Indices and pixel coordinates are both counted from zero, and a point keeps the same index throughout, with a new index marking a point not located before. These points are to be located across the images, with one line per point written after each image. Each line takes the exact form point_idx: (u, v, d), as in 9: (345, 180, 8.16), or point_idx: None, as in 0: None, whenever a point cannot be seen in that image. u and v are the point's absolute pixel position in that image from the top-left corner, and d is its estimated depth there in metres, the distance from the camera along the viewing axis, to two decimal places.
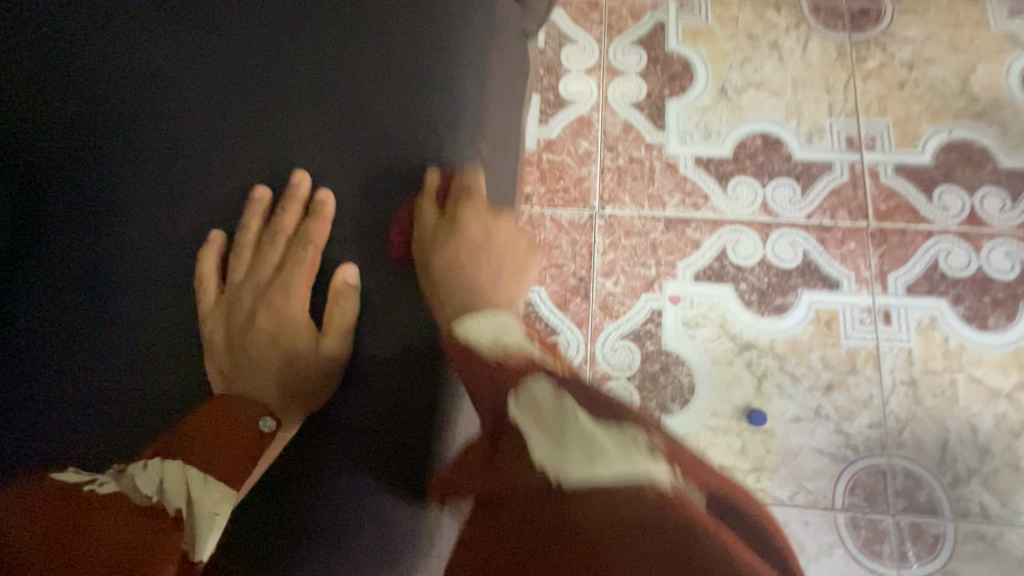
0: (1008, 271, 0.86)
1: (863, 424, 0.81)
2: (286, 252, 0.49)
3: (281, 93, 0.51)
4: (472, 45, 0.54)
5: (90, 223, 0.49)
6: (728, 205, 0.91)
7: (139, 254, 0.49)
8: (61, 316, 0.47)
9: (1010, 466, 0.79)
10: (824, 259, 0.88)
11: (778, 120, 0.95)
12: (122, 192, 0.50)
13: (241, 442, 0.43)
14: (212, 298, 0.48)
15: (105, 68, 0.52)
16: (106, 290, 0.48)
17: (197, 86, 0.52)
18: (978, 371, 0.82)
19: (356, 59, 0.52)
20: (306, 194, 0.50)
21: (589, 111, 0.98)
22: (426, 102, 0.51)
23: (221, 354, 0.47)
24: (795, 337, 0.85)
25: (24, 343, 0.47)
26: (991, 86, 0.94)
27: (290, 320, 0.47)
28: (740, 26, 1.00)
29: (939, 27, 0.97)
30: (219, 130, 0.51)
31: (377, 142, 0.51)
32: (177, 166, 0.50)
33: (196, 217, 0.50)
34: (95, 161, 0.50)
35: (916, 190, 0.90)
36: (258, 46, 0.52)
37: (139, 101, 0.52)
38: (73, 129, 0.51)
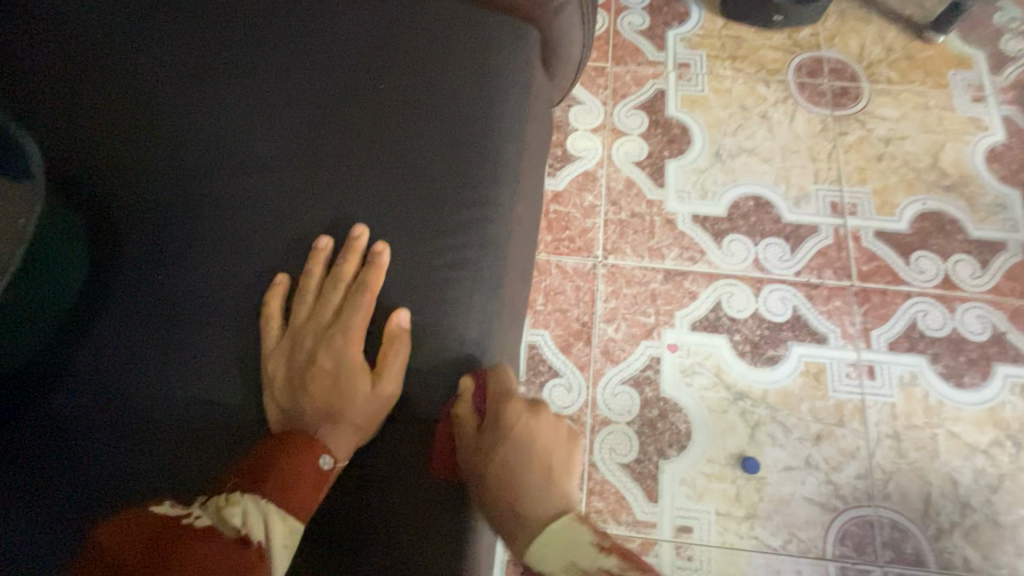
0: (980, 332, 0.92)
1: (852, 475, 0.85)
2: (345, 298, 0.53)
3: (340, 150, 0.57)
4: (515, 116, 0.60)
5: (162, 261, 0.54)
6: (723, 260, 0.97)
7: (208, 290, 0.54)
8: (133, 345, 0.52)
9: (989, 520, 0.82)
10: (812, 315, 0.94)
11: (768, 184, 1.03)
12: (195, 234, 0.55)
13: (305, 479, 0.46)
14: (274, 334, 0.52)
15: (185, 122, 0.59)
16: (177, 324, 0.52)
17: (267, 140, 0.58)
18: (957, 426, 0.87)
19: (413, 125, 0.58)
20: (363, 246, 0.54)
21: (594, 167, 1.05)
22: (474, 165, 0.57)
23: (281, 390, 0.50)
24: (785, 388, 0.90)
25: (96, 368, 0.51)
26: (959, 164, 1.03)
27: (347, 359, 0.51)
28: (734, 98, 1.09)
29: (911, 109, 1.07)
30: (285, 181, 0.57)
31: (421, 199, 0.56)
32: (246, 211, 0.56)
33: (259, 260, 0.55)
34: (166, 208, 0.56)
35: (894, 254, 0.97)
36: (321, 107, 0.59)
37: (214, 153, 0.58)
38: (154, 175, 0.57)
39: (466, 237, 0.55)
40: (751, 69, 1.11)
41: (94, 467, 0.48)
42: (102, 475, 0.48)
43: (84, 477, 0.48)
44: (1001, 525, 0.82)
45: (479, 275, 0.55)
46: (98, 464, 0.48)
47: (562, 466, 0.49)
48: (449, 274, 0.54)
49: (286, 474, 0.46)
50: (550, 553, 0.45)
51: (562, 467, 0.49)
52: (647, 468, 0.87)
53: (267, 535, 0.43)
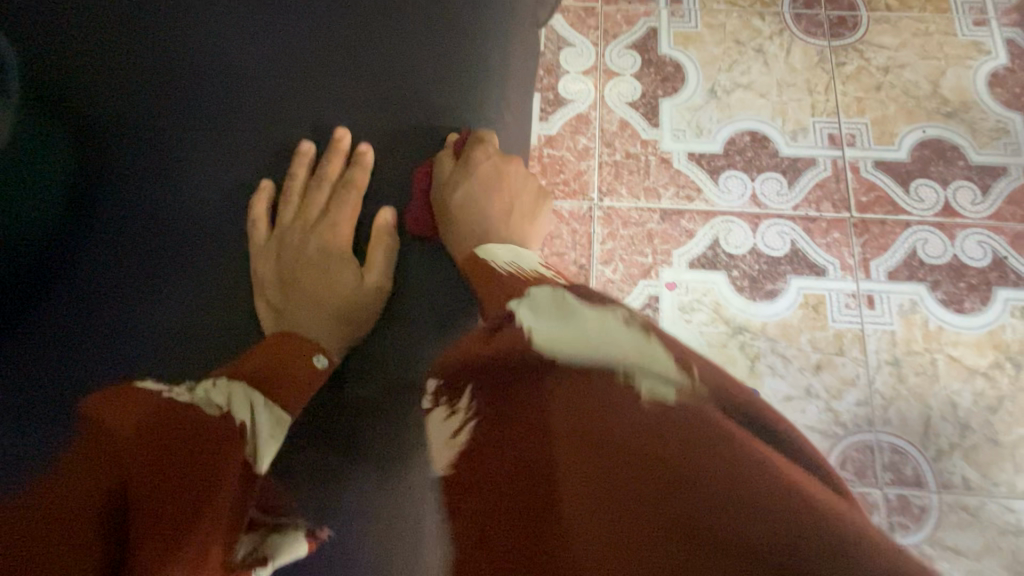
0: (981, 258, 0.91)
1: (852, 402, 0.86)
2: (331, 196, 0.55)
3: (326, 66, 0.57)
4: (499, 37, 0.60)
5: (151, 171, 0.54)
6: (721, 198, 0.96)
7: (203, 200, 0.54)
8: (128, 252, 0.52)
9: (989, 440, 0.83)
10: (810, 248, 0.93)
11: (764, 119, 1.01)
12: (183, 145, 0.55)
13: (297, 363, 0.48)
14: (264, 233, 0.54)
15: (163, 30, 0.57)
16: (172, 232, 0.53)
17: (249, 50, 0.57)
18: (956, 351, 0.87)
19: (397, 45, 0.57)
20: (346, 148, 0.56)
21: (587, 110, 1.03)
22: (461, 87, 0.58)
23: (274, 289, 0.53)
24: (785, 320, 0.90)
25: (91, 276, 0.51)
26: (960, 90, 1.01)
27: (338, 253, 0.54)
28: (728, 32, 1.06)
29: (911, 35, 1.04)
30: (272, 92, 0.57)
31: (409, 119, 0.57)
32: (234, 124, 0.56)
33: (247, 182, 0.56)
34: (150, 118, 0.55)
35: (894, 184, 0.96)
36: (303, 18, 0.58)
37: (194, 63, 0.56)
38: (132, 94, 0.56)
39: (455, 159, 0.57)
40: (745, 3, 1.08)
41: (85, 379, 0.48)
42: (99, 377, 0.48)
43: (81, 379, 0.48)
44: (1000, 444, 0.83)
45: (466, 194, 0.56)
46: (93, 367, 0.48)
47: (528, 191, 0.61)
48: (438, 196, 0.56)
49: (279, 366, 0.48)
50: None
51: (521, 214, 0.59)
52: None
53: (252, 418, 0.44)
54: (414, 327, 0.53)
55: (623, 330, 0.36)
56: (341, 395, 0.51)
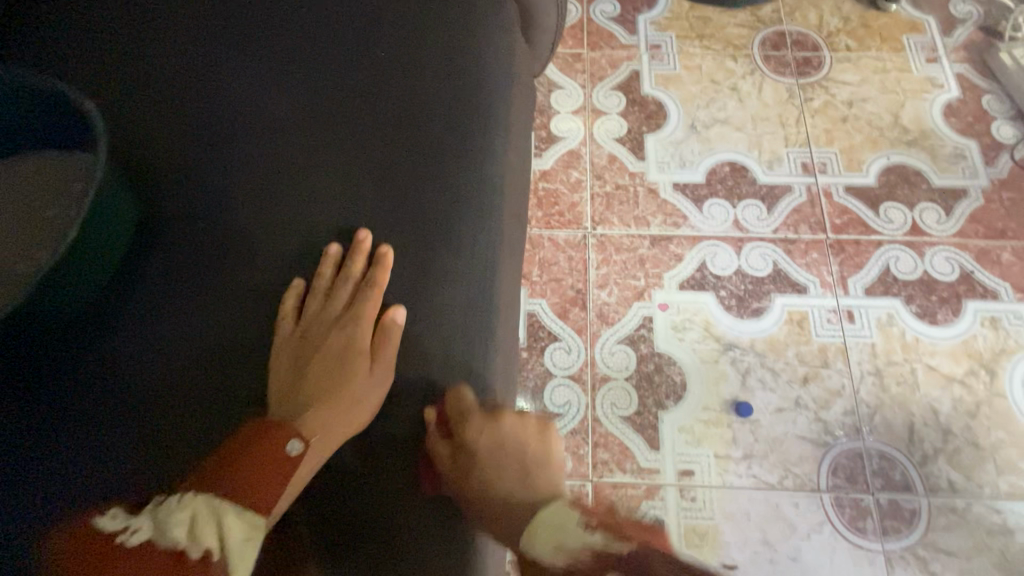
0: (950, 273, 0.98)
1: (839, 411, 0.90)
2: (355, 292, 0.59)
3: (354, 116, 0.65)
4: (500, 93, 0.69)
5: (201, 215, 0.60)
6: (705, 223, 1.03)
7: (247, 239, 0.60)
8: (182, 289, 0.58)
9: (970, 443, 0.88)
10: (791, 268, 0.99)
11: (742, 150, 1.09)
12: (229, 190, 0.61)
13: (279, 464, 0.49)
14: (289, 324, 0.57)
15: (211, 92, 0.65)
16: (221, 268, 0.59)
17: (288, 105, 0.65)
18: (933, 360, 0.93)
19: (414, 101, 0.65)
20: (369, 249, 0.59)
21: (578, 146, 1.11)
22: (472, 135, 0.65)
23: (288, 369, 0.55)
24: (771, 336, 0.95)
25: (148, 310, 0.56)
26: (918, 120, 1.10)
27: (352, 339, 0.56)
28: (704, 73, 1.16)
29: (870, 73, 1.14)
30: (306, 140, 0.64)
31: (428, 159, 0.63)
32: (274, 169, 0.62)
33: (287, 223, 0.61)
34: (201, 169, 0.62)
35: (865, 207, 1.03)
36: (333, 75, 0.66)
37: (240, 118, 0.64)
38: (186, 150, 0.63)
39: (471, 194, 0.63)
40: (719, 46, 1.18)
41: (138, 416, 0.53)
42: (163, 401, 0.53)
43: (147, 402, 0.53)
44: (981, 448, 0.87)
45: (479, 223, 0.62)
46: (155, 392, 0.53)
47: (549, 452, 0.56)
48: (461, 228, 0.62)
49: (256, 462, 0.49)
50: None
51: (539, 460, 0.55)
52: (647, 420, 0.92)
53: (219, 540, 0.45)
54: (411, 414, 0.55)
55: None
56: (342, 481, 0.53)
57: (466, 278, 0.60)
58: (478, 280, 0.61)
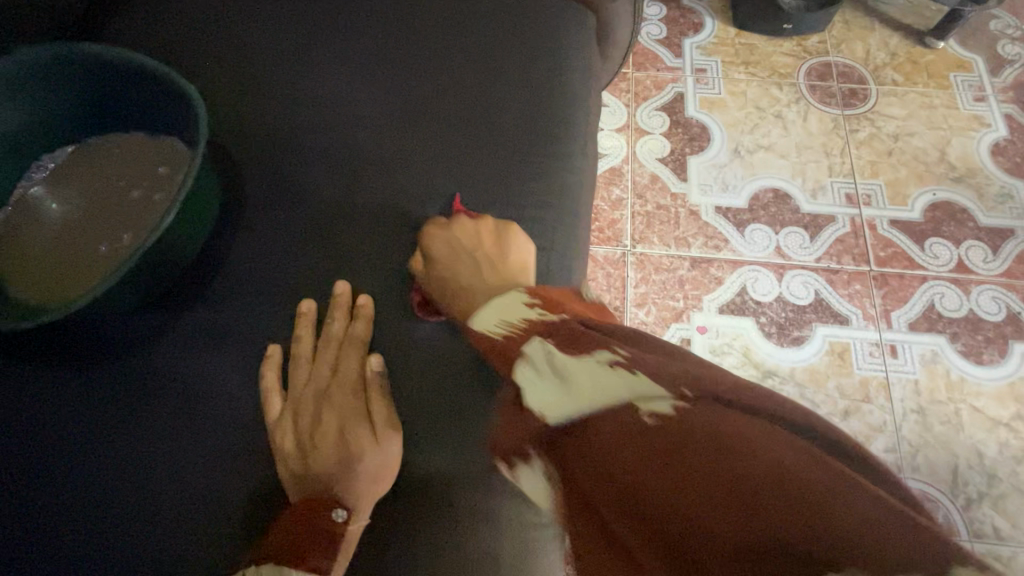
0: (996, 312, 0.96)
1: (881, 448, 0.88)
2: (338, 356, 0.53)
3: (435, 102, 0.62)
4: (580, 87, 0.65)
5: (283, 200, 0.58)
6: (747, 248, 1.02)
7: (330, 225, 0.57)
8: (262, 278, 0.55)
9: (1017, 490, 0.85)
10: (833, 298, 0.98)
11: (785, 178, 1.08)
12: (312, 174, 0.59)
13: (322, 534, 0.43)
14: (278, 401, 0.51)
15: (291, 76, 0.63)
16: (303, 256, 0.56)
17: (369, 90, 0.63)
18: (979, 401, 0.90)
19: (495, 95, 0.62)
20: (347, 301, 0.54)
21: (620, 164, 1.11)
22: (555, 127, 0.62)
23: (291, 452, 0.48)
24: (812, 366, 0.93)
25: (226, 301, 0.54)
26: (965, 157, 1.09)
27: (347, 405, 0.51)
28: (749, 99, 1.16)
29: (917, 108, 1.14)
30: (388, 125, 0.61)
31: (510, 149, 0.60)
32: (355, 153, 0.60)
33: (368, 218, 0.57)
34: (283, 153, 0.60)
35: (910, 241, 1.02)
36: (411, 62, 0.64)
37: (321, 102, 0.62)
38: (261, 142, 0.60)
39: (553, 191, 0.59)
40: (764, 74, 1.18)
41: (203, 424, 0.50)
42: (238, 393, 0.51)
43: (224, 395, 0.51)
44: None
45: (558, 222, 0.59)
46: (229, 385, 0.51)
47: (529, 262, 0.55)
48: (541, 224, 0.58)
49: (302, 533, 0.43)
50: None
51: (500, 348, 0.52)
52: None
53: None
54: (439, 478, 0.49)
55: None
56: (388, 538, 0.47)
57: (542, 278, 0.56)
58: (557, 277, 0.57)
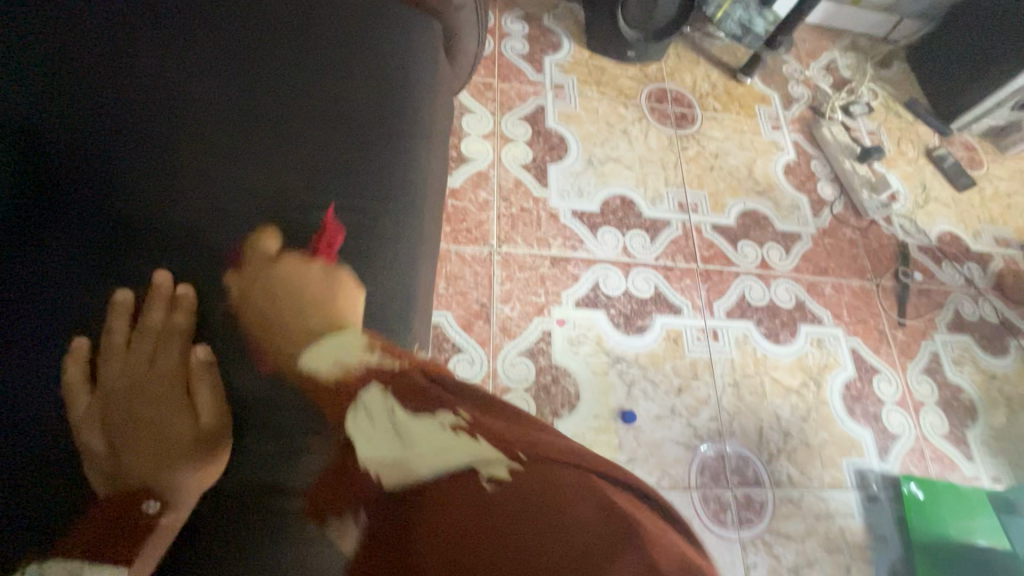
0: (788, 301, 1.18)
1: (706, 418, 1.03)
2: (157, 347, 0.52)
3: (276, 92, 0.62)
4: (425, 96, 0.70)
5: (92, 180, 0.54)
6: (599, 248, 1.14)
7: (153, 210, 0.54)
8: (63, 266, 0.51)
9: (803, 443, 1.05)
10: (669, 291, 1.13)
11: (631, 186, 1.22)
12: (130, 153, 0.56)
13: (125, 525, 0.44)
14: (82, 396, 0.47)
15: (109, 49, 0.59)
16: (117, 241, 0.53)
17: (202, 71, 0.61)
18: (777, 373, 1.10)
19: (337, 91, 0.64)
20: (167, 291, 0.53)
21: (487, 168, 1.16)
22: (400, 126, 0.66)
23: (98, 444, 0.46)
24: (652, 351, 1.06)
25: (14, 288, 0.49)
26: (766, 174, 1.33)
27: (165, 398, 0.50)
28: (600, 115, 1.29)
29: (732, 132, 1.36)
30: (224, 109, 0.60)
31: (354, 144, 0.63)
32: (184, 135, 0.58)
33: (197, 207, 0.56)
34: (95, 130, 0.56)
35: (727, 242, 1.21)
36: (252, 48, 0.63)
37: (145, 79, 0.59)
38: (68, 118, 0.55)
39: (394, 189, 0.63)
40: (613, 94, 1.32)
41: None
42: (27, 387, 0.46)
43: (10, 390, 0.46)
44: (811, 446, 1.05)
45: (402, 213, 0.63)
46: (15, 382, 0.46)
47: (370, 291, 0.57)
48: (382, 219, 0.61)
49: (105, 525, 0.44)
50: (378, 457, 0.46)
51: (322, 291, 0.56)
52: None
53: None
54: (276, 460, 0.49)
55: (445, 433, 0.45)
56: (203, 523, 0.46)
57: (383, 272, 0.60)
58: (401, 265, 0.61)
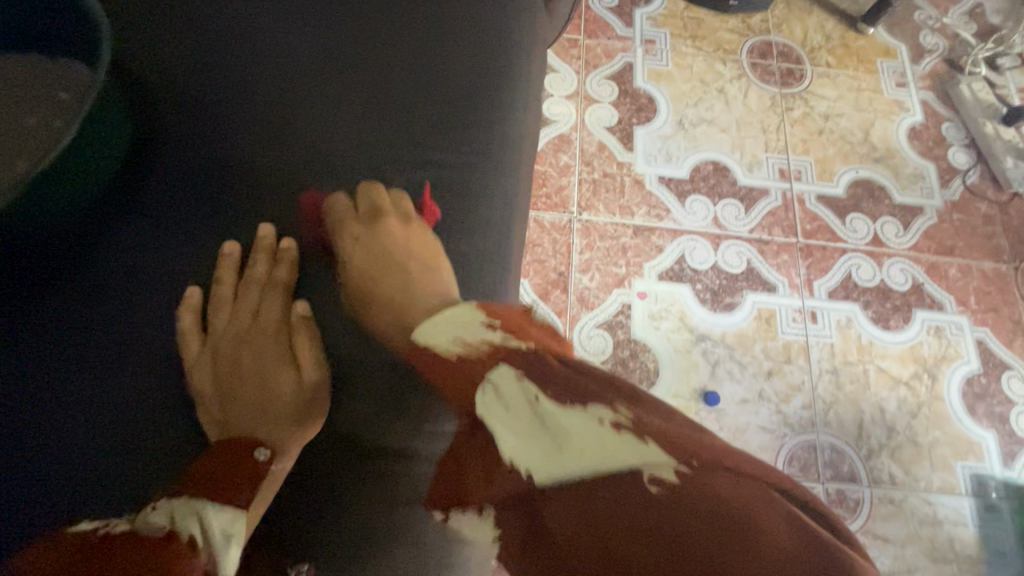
0: (903, 283, 1.05)
1: (798, 405, 0.95)
2: (260, 300, 0.53)
3: (371, 47, 0.61)
4: (524, 48, 0.65)
5: (202, 135, 0.57)
6: (687, 218, 1.06)
7: (256, 164, 0.56)
8: (178, 216, 0.54)
9: (910, 441, 0.95)
10: (763, 267, 1.04)
11: (725, 151, 1.12)
12: (235, 110, 0.58)
13: (239, 470, 0.45)
14: (196, 345, 0.50)
15: (218, 12, 0.61)
16: (223, 193, 0.55)
17: (301, 29, 0.61)
18: (884, 362, 0.99)
19: (434, 45, 0.62)
20: (272, 245, 0.54)
21: (568, 131, 1.11)
22: (494, 78, 0.62)
23: (210, 386, 0.49)
24: (741, 330, 0.99)
25: (138, 237, 0.53)
26: (885, 139, 1.17)
27: (267, 349, 0.51)
28: (694, 73, 1.18)
29: (846, 90, 1.20)
30: (321, 66, 0.60)
31: (445, 98, 0.61)
32: (283, 92, 0.59)
33: (298, 164, 0.57)
34: (205, 88, 0.58)
35: (833, 215, 1.09)
36: (349, 5, 0.63)
37: (249, 39, 0.60)
38: (181, 78, 0.58)
39: (485, 146, 0.60)
40: (710, 49, 1.21)
41: (107, 361, 0.49)
42: (150, 332, 0.50)
43: (138, 333, 0.50)
44: (920, 445, 0.95)
45: (495, 170, 0.60)
46: (141, 326, 0.50)
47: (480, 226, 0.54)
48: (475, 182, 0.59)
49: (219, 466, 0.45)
50: (495, 406, 0.38)
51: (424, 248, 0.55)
52: None
53: (202, 528, 0.42)
54: (376, 417, 0.51)
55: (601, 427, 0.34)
56: (310, 469, 0.49)
57: (476, 231, 0.58)
58: (495, 224, 0.59)
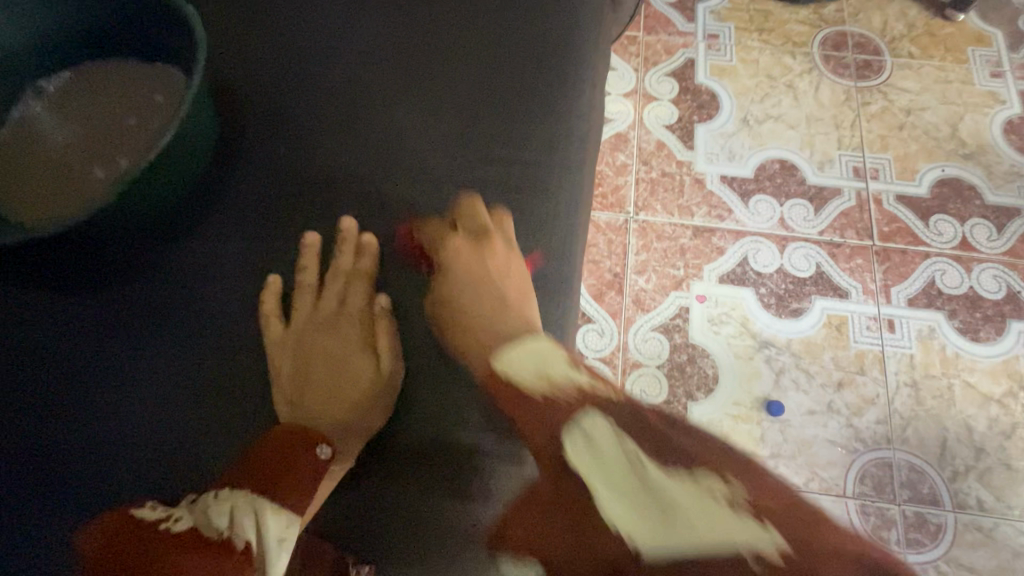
0: (996, 291, 0.96)
1: (872, 420, 0.89)
2: (340, 290, 0.55)
3: (441, 49, 0.63)
4: (588, 49, 0.66)
5: (282, 134, 0.60)
6: (751, 219, 1.01)
7: (332, 161, 0.59)
8: (259, 210, 0.58)
9: (1002, 464, 0.86)
10: (834, 271, 0.98)
11: (793, 149, 1.07)
12: (313, 110, 0.61)
13: (303, 467, 0.47)
14: (278, 330, 0.53)
15: (298, 17, 0.65)
16: (301, 189, 0.58)
17: (374, 32, 0.64)
18: (972, 377, 0.91)
19: (500, 46, 0.63)
20: (352, 238, 0.56)
21: (626, 130, 1.09)
22: (559, 77, 0.63)
23: (288, 381, 0.52)
24: (808, 338, 0.94)
25: (224, 229, 0.57)
26: (977, 134, 1.07)
27: (345, 339, 0.54)
28: (760, 67, 1.13)
29: (931, 82, 1.11)
30: (393, 68, 0.63)
31: (511, 99, 0.62)
32: (357, 92, 0.62)
33: (370, 162, 0.59)
34: (286, 89, 0.62)
35: (915, 217, 1.01)
36: (420, 10, 0.65)
37: (326, 42, 0.64)
38: (264, 79, 0.62)
39: (548, 144, 0.61)
40: (778, 42, 1.15)
41: (199, 344, 0.53)
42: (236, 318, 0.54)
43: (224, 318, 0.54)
44: (1014, 470, 0.86)
45: (559, 167, 0.61)
46: (227, 313, 0.54)
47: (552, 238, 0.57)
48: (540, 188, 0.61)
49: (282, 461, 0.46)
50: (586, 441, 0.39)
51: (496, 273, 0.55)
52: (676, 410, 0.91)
53: (257, 534, 0.43)
54: (441, 414, 0.52)
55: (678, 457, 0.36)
56: (378, 456, 0.51)
57: (540, 226, 0.58)
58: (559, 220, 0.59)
